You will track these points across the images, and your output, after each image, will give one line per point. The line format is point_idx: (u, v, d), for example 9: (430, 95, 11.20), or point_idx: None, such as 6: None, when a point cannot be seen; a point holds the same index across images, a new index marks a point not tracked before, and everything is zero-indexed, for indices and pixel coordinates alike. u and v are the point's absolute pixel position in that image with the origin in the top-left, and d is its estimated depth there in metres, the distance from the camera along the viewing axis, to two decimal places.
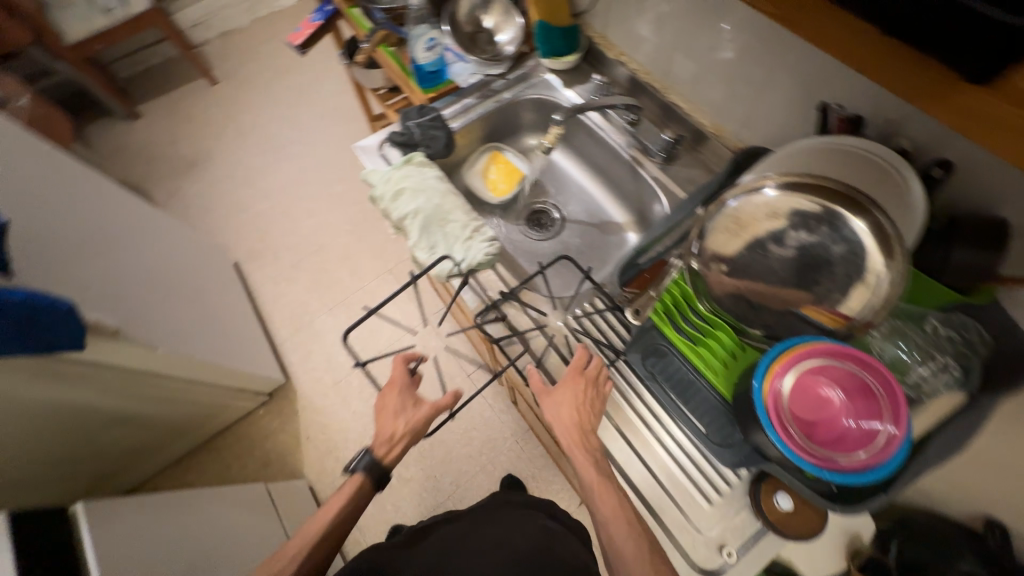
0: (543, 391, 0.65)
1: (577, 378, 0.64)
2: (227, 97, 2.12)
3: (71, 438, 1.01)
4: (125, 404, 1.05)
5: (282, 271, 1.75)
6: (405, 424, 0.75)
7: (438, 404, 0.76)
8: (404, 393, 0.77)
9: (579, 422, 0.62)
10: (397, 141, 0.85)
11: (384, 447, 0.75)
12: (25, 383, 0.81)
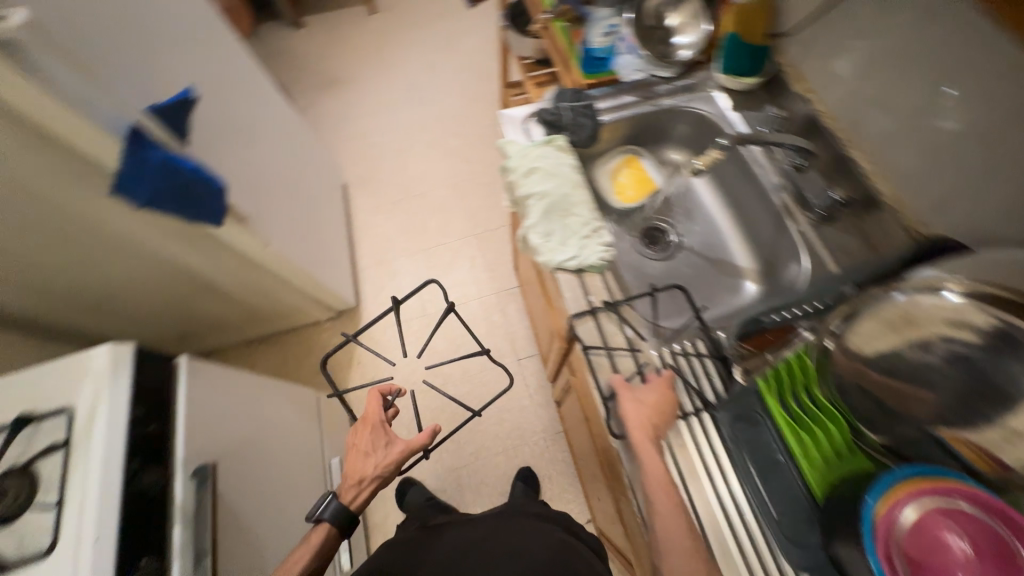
0: (626, 388, 0.63)
1: (661, 386, 0.64)
2: (380, 28, 2.22)
3: (182, 294, 1.14)
4: (230, 281, 1.16)
5: (381, 205, 1.84)
6: (375, 466, 0.76)
7: (408, 446, 0.77)
8: (377, 430, 0.79)
9: (655, 425, 0.60)
10: (545, 119, 0.83)
11: (355, 486, 0.76)
12: (167, 238, 0.92)
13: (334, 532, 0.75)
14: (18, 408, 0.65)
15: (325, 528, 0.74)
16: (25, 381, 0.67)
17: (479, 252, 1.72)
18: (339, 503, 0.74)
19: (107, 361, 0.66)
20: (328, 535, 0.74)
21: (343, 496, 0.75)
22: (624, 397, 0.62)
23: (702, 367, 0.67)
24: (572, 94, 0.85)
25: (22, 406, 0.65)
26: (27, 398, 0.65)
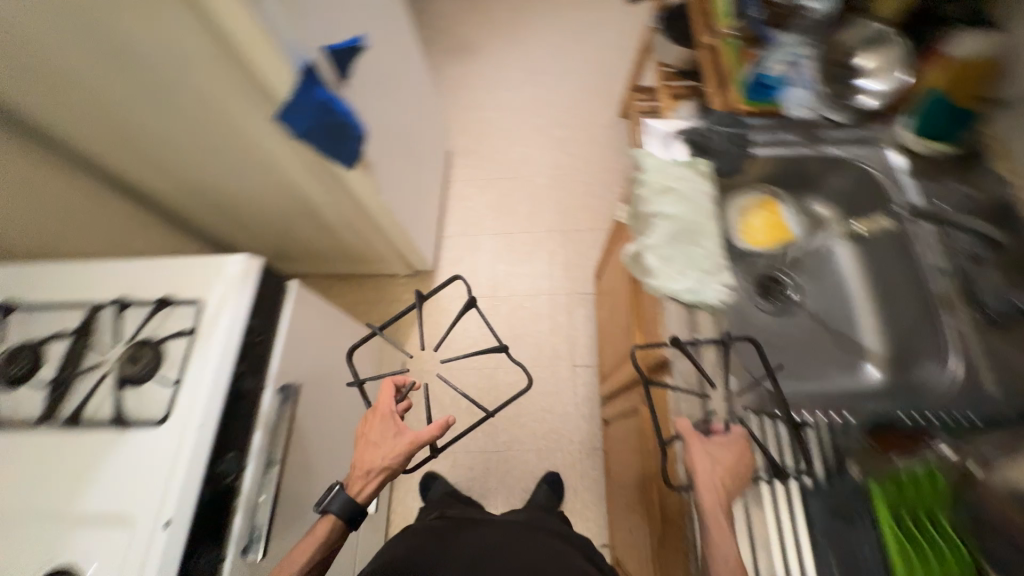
0: (697, 440, 0.57)
1: (736, 443, 0.57)
2: (520, 7, 2.22)
3: (293, 219, 1.23)
4: (336, 219, 1.24)
5: (478, 179, 1.87)
6: (383, 459, 0.65)
7: (415, 440, 0.64)
8: (387, 419, 0.68)
9: (725, 486, 0.54)
10: (692, 139, 0.79)
11: (361, 481, 0.65)
12: (301, 167, 0.99)
13: (337, 531, 0.65)
14: (157, 289, 0.72)
15: (328, 526, 0.64)
16: (168, 267, 0.74)
17: (561, 249, 1.71)
18: (343, 499, 0.64)
19: (243, 271, 0.72)
20: (332, 532, 0.64)
21: (348, 490, 0.65)
22: (694, 450, 0.56)
23: (770, 427, 0.62)
24: (728, 119, 0.80)
25: (161, 288, 0.72)
26: (166, 282, 0.73)
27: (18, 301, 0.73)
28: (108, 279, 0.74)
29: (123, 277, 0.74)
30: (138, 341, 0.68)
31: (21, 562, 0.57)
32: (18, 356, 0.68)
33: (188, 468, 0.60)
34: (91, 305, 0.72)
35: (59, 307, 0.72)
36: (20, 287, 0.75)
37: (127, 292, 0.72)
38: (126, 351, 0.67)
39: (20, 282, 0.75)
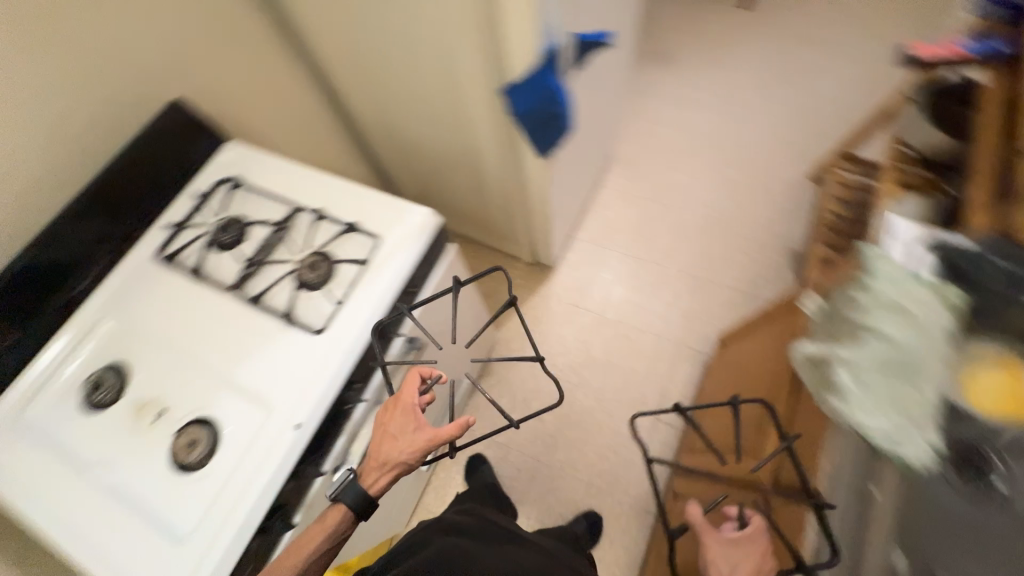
0: (692, 537, 0.77)
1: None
2: (736, 29, 2.04)
3: (454, 178, 1.28)
4: (493, 192, 1.25)
5: (627, 193, 1.78)
6: (402, 455, 0.58)
7: (436, 437, 0.58)
8: (408, 408, 0.60)
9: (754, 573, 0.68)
10: (945, 255, 0.67)
11: (375, 475, 0.59)
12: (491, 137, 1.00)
13: (345, 525, 0.59)
14: (349, 213, 0.78)
15: (337, 516, 0.59)
16: (364, 197, 0.80)
17: (688, 295, 1.58)
18: (357, 493, 0.59)
19: (423, 225, 0.76)
20: (341, 526, 0.59)
21: (362, 480, 0.59)
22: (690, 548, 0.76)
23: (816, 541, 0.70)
24: (1010, 248, 0.63)
25: (352, 214, 0.78)
26: (358, 211, 0.78)
27: (246, 181, 0.85)
28: (315, 189, 0.82)
29: (326, 192, 0.81)
30: (321, 253, 0.75)
31: (189, 400, 0.68)
32: (232, 228, 0.79)
33: (326, 385, 0.65)
34: (295, 207, 0.80)
35: (272, 198, 0.82)
36: (250, 169, 0.86)
37: (325, 207, 0.80)
38: (310, 260, 0.74)
39: (251, 166, 0.87)
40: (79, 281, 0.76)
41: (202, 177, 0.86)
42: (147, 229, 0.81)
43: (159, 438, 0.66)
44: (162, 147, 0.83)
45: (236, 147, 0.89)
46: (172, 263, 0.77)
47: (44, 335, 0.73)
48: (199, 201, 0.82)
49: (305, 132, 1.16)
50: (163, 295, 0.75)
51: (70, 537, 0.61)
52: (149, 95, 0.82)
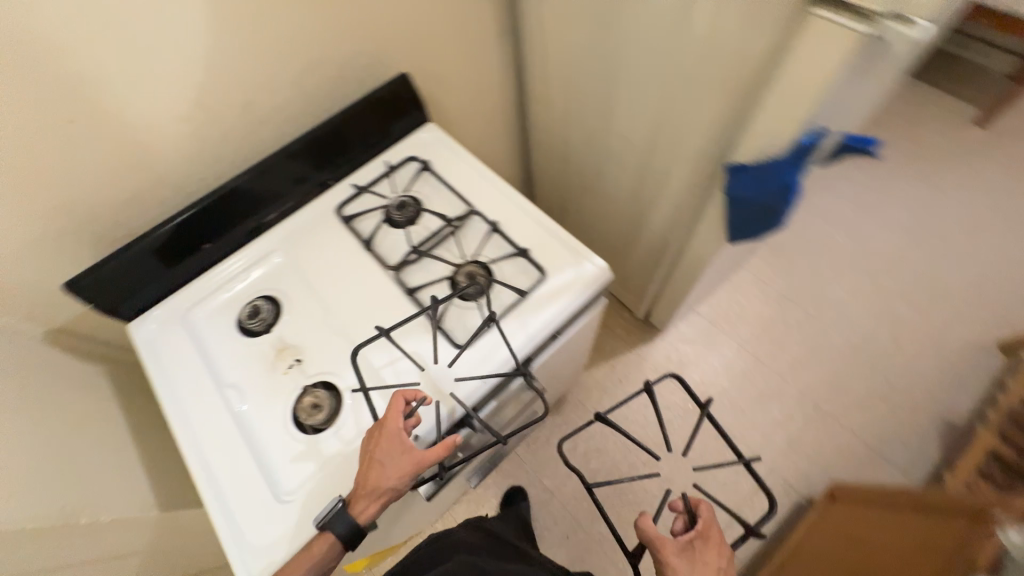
0: (673, 555, 0.59)
1: (703, 534, 0.61)
2: (964, 149, 1.75)
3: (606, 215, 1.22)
4: (641, 243, 1.18)
5: (769, 283, 1.60)
6: (390, 485, 0.55)
7: (424, 461, 0.56)
8: (395, 432, 0.57)
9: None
10: None
11: (360, 506, 0.56)
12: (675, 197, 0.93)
13: (326, 557, 0.56)
14: (522, 236, 0.76)
15: (319, 548, 0.56)
16: (541, 225, 0.77)
17: (800, 422, 1.39)
18: (343, 526, 0.55)
19: (591, 278, 0.71)
20: (322, 557, 0.56)
21: (350, 508, 0.56)
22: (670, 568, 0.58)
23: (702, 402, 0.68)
24: None
25: (525, 239, 0.76)
26: (531, 237, 0.76)
27: (434, 166, 0.86)
28: (496, 199, 0.81)
29: (506, 206, 0.80)
30: (483, 267, 0.74)
31: (323, 358, 0.70)
32: (409, 209, 0.81)
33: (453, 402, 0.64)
34: (472, 210, 0.80)
35: (453, 193, 0.82)
36: (441, 157, 0.88)
37: (501, 221, 0.78)
38: (472, 269, 0.73)
39: (443, 153, 0.88)
40: (271, 210, 0.81)
41: (397, 150, 0.89)
42: (337, 181, 0.86)
43: (288, 383, 0.69)
44: (377, 113, 0.86)
45: (434, 131, 0.91)
46: (347, 221, 0.80)
47: (229, 248, 0.79)
48: (388, 171, 0.85)
49: (484, 128, 1.18)
50: (331, 249, 0.79)
51: (191, 442, 0.65)
52: (381, 66, 0.87)
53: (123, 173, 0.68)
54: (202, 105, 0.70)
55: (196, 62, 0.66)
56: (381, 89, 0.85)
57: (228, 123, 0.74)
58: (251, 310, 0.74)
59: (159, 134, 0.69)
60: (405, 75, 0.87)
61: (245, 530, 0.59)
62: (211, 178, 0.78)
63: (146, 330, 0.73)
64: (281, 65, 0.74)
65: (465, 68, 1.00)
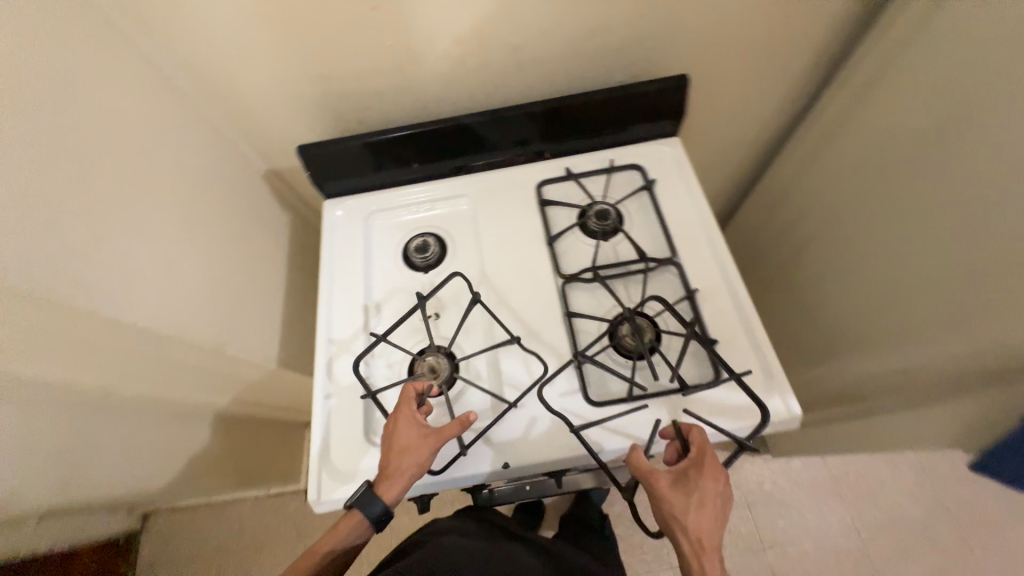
0: (667, 491, 0.51)
1: (699, 461, 0.53)
2: None
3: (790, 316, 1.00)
4: (812, 372, 0.95)
5: None
6: (413, 465, 0.54)
7: (444, 437, 0.55)
8: (412, 411, 0.56)
9: (711, 497, 0.51)
10: None
11: (384, 489, 0.53)
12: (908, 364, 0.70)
13: (350, 541, 0.54)
14: (715, 324, 0.64)
15: (344, 530, 0.54)
16: (742, 323, 0.64)
17: None
18: (374, 509, 0.53)
19: (772, 417, 0.58)
20: (348, 539, 0.54)
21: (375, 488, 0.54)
22: (664, 503, 0.51)
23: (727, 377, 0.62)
24: None
25: (716, 328, 0.64)
26: (724, 330, 0.64)
27: (658, 188, 0.75)
28: (707, 262, 0.69)
29: (714, 278, 0.67)
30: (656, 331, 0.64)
31: (461, 330, 0.69)
32: (610, 222, 0.71)
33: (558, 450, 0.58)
34: (675, 260, 0.69)
35: (664, 230, 0.71)
36: (670, 182, 0.75)
37: (699, 290, 0.67)
38: (646, 326, 0.63)
39: (674, 180, 0.75)
40: (481, 157, 0.78)
41: (627, 152, 0.78)
42: (552, 156, 0.79)
43: (421, 334, 0.69)
44: (631, 105, 0.75)
45: (677, 149, 0.77)
46: (544, 204, 0.74)
47: (428, 175, 0.79)
48: (608, 170, 0.75)
49: (719, 158, 1.00)
50: (516, 225, 0.74)
51: (325, 339, 0.68)
52: (658, 51, 0.74)
53: (380, 66, 0.69)
54: (473, 28, 0.66)
55: None
56: (651, 82, 0.73)
57: (487, 54, 0.70)
58: (421, 245, 0.73)
59: (425, 42, 0.67)
60: (685, 77, 0.74)
61: (331, 448, 0.62)
62: (445, 101, 0.76)
63: (333, 214, 0.77)
64: (563, 14, 0.67)
65: (743, 86, 0.83)
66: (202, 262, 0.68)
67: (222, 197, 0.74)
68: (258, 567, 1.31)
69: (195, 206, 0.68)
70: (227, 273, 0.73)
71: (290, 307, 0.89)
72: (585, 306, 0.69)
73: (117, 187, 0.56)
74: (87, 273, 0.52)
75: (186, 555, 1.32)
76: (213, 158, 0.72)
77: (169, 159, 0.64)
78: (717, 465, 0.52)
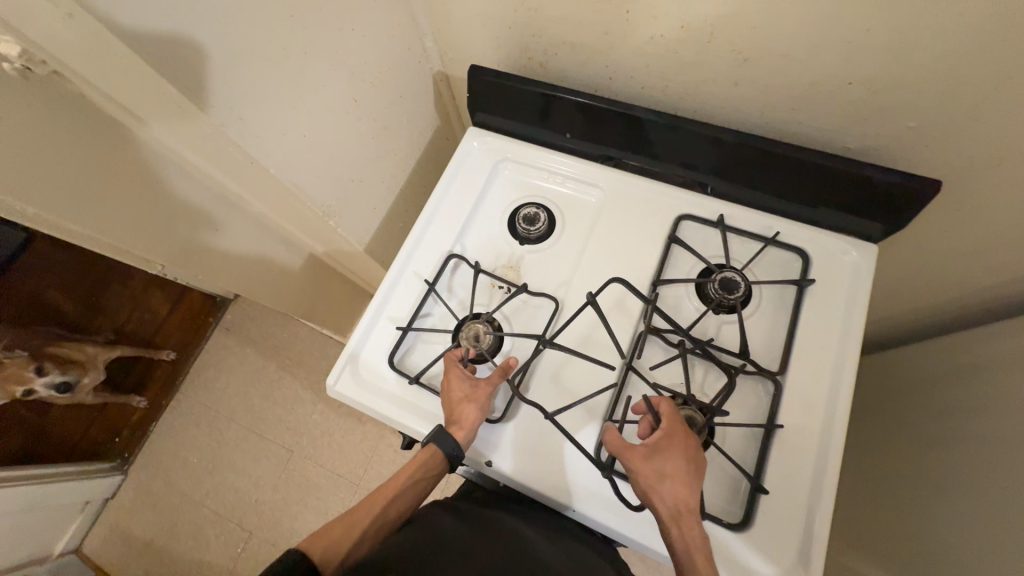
0: (642, 463, 0.51)
1: (671, 433, 0.52)
2: None
3: (869, 492, 0.83)
4: (853, 560, 0.80)
5: None
6: (476, 411, 0.58)
7: (496, 379, 0.60)
8: (459, 366, 0.61)
9: (683, 462, 0.51)
10: None
11: (456, 434, 0.57)
12: None
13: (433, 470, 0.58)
14: (778, 473, 0.54)
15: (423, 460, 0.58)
16: (811, 491, 0.53)
17: None
18: (452, 450, 0.57)
19: None
20: (426, 470, 0.58)
21: (447, 430, 0.57)
22: (641, 476, 0.51)
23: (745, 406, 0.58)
24: None
25: (774, 478, 0.54)
26: (783, 486, 0.53)
27: (812, 291, 0.61)
28: (814, 404, 0.56)
29: (813, 428, 0.55)
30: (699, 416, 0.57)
31: (520, 316, 0.67)
32: (732, 297, 0.61)
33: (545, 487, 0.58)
34: (777, 378, 0.57)
35: (788, 338, 0.59)
36: (834, 293, 0.60)
37: (785, 426, 0.55)
38: (697, 425, 0.56)
39: (838, 290, 0.60)
40: (638, 156, 0.70)
41: (805, 232, 0.63)
42: (714, 193, 0.67)
43: (482, 299, 0.69)
44: (843, 183, 0.59)
45: (867, 260, 0.60)
46: (672, 241, 0.65)
47: (576, 151, 0.73)
48: (766, 241, 0.62)
49: (917, 285, 0.78)
50: (630, 247, 0.67)
51: (401, 265, 0.70)
52: (921, 133, 0.56)
53: (588, 16, 0.62)
54: (711, 16, 0.54)
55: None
56: (887, 170, 0.57)
57: (707, 51, 0.58)
58: (529, 216, 0.70)
59: (648, 10, 0.57)
60: (939, 184, 0.55)
61: (363, 365, 0.66)
62: (634, 79, 0.67)
63: (470, 144, 0.76)
64: (829, 42, 0.52)
65: (1014, 225, 0.60)
66: (346, 134, 0.72)
67: (390, 82, 0.75)
68: (290, 378, 1.55)
69: (362, 81, 0.70)
70: (361, 152, 0.77)
71: (400, 202, 0.93)
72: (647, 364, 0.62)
73: (304, 39, 0.59)
74: (248, 107, 0.56)
75: (251, 336, 1.61)
76: (398, 42, 0.73)
77: (359, 30, 0.66)
78: (687, 434, 0.53)
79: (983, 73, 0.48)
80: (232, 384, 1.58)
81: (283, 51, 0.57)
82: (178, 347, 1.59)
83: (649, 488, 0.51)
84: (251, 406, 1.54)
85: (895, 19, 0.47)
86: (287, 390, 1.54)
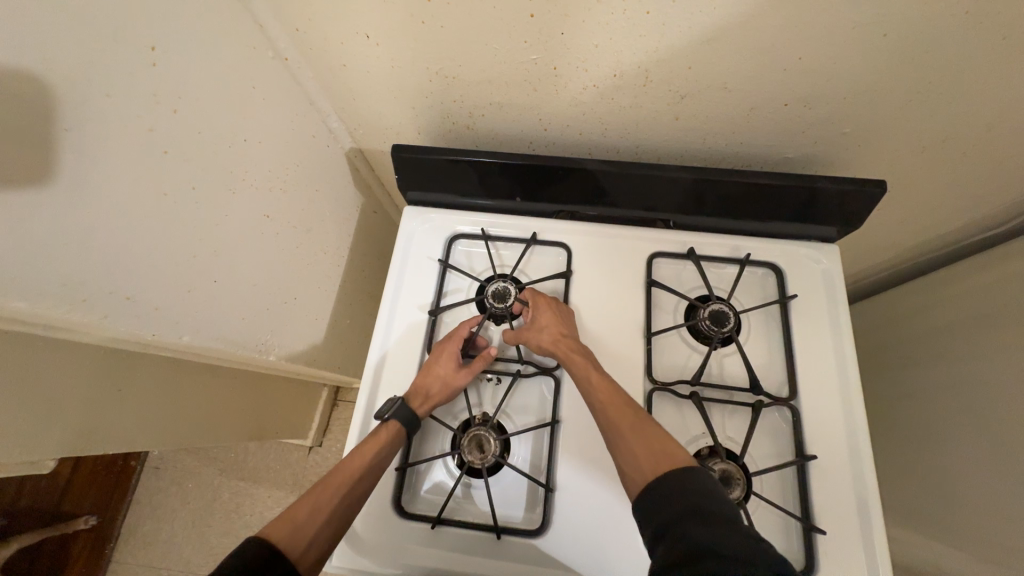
0: (523, 329, 0.59)
1: (536, 300, 0.60)
2: None
3: None
4: None
5: None
6: (443, 390, 0.57)
7: (477, 368, 0.59)
8: (452, 344, 0.59)
9: (559, 319, 0.58)
10: None
11: (412, 405, 0.56)
12: None
13: (394, 451, 0.55)
14: (823, 505, 0.54)
15: (386, 435, 0.54)
16: (857, 510, 0.54)
17: None
18: (406, 420, 0.55)
19: None
20: (398, 443, 0.55)
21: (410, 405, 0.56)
22: (525, 337, 0.58)
23: (767, 439, 0.58)
24: None
25: (822, 511, 0.54)
26: (830, 515, 0.54)
27: (795, 306, 0.62)
28: (831, 420, 0.57)
29: (838, 445, 0.56)
30: (567, 280, 0.64)
31: (519, 405, 0.61)
32: (726, 329, 0.59)
33: None
34: (792, 403, 0.57)
35: (788, 360, 0.59)
36: (814, 305, 0.62)
37: (815, 455, 0.56)
38: (736, 477, 0.53)
39: (818, 302, 0.62)
40: (594, 205, 0.67)
41: (774, 247, 0.64)
42: (677, 226, 0.67)
43: (474, 400, 0.62)
44: (797, 198, 0.61)
45: (834, 263, 0.63)
46: (651, 285, 0.62)
47: (529, 210, 0.68)
48: (743, 265, 0.62)
49: (861, 255, 0.84)
50: (612, 299, 0.63)
51: (372, 376, 0.61)
52: (851, 138, 0.58)
53: (514, 76, 0.57)
54: (645, 62, 0.52)
55: (678, 30, 0.48)
56: (836, 180, 0.58)
57: (644, 94, 0.56)
58: (499, 292, 0.62)
59: (577, 64, 0.53)
60: (884, 184, 0.58)
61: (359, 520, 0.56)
62: (571, 128, 0.63)
63: (412, 226, 0.68)
64: (764, 71, 0.51)
65: (937, 196, 0.66)
66: (263, 251, 0.61)
67: (300, 178, 0.65)
68: (249, 501, 1.34)
69: (270, 190, 0.60)
70: (288, 265, 0.66)
71: (341, 296, 0.82)
72: (530, 271, 0.67)
73: (188, 171, 0.47)
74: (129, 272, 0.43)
75: (189, 468, 1.37)
76: (299, 131, 0.63)
77: (252, 135, 0.55)
78: (556, 302, 0.60)
79: (904, 78, 0.50)
80: (179, 530, 1.33)
81: (162, 189, 0.45)
82: (98, 508, 1.31)
83: (535, 339, 0.57)
84: (210, 549, 1.31)
85: (824, 43, 0.47)
86: (250, 518, 1.33)
